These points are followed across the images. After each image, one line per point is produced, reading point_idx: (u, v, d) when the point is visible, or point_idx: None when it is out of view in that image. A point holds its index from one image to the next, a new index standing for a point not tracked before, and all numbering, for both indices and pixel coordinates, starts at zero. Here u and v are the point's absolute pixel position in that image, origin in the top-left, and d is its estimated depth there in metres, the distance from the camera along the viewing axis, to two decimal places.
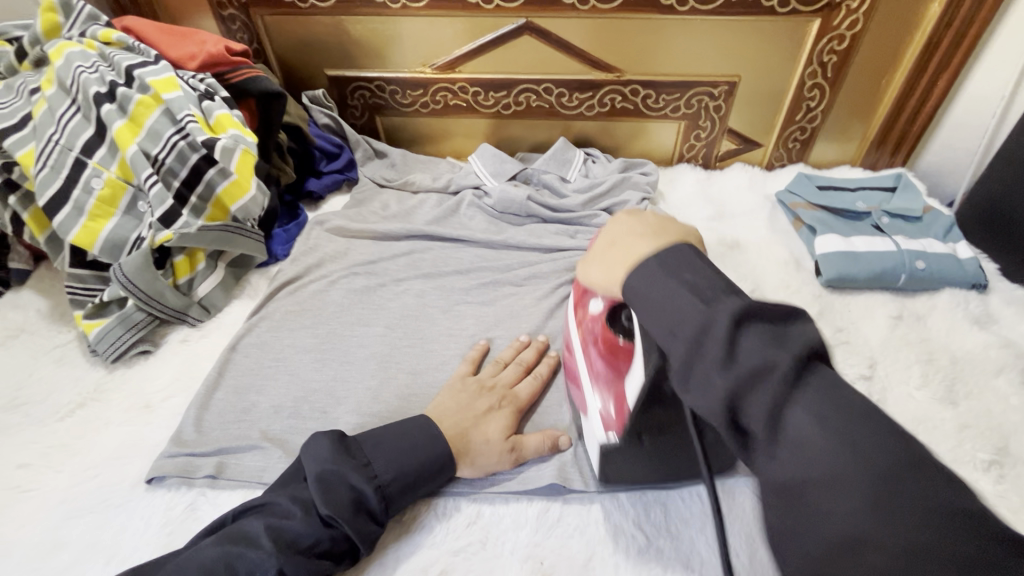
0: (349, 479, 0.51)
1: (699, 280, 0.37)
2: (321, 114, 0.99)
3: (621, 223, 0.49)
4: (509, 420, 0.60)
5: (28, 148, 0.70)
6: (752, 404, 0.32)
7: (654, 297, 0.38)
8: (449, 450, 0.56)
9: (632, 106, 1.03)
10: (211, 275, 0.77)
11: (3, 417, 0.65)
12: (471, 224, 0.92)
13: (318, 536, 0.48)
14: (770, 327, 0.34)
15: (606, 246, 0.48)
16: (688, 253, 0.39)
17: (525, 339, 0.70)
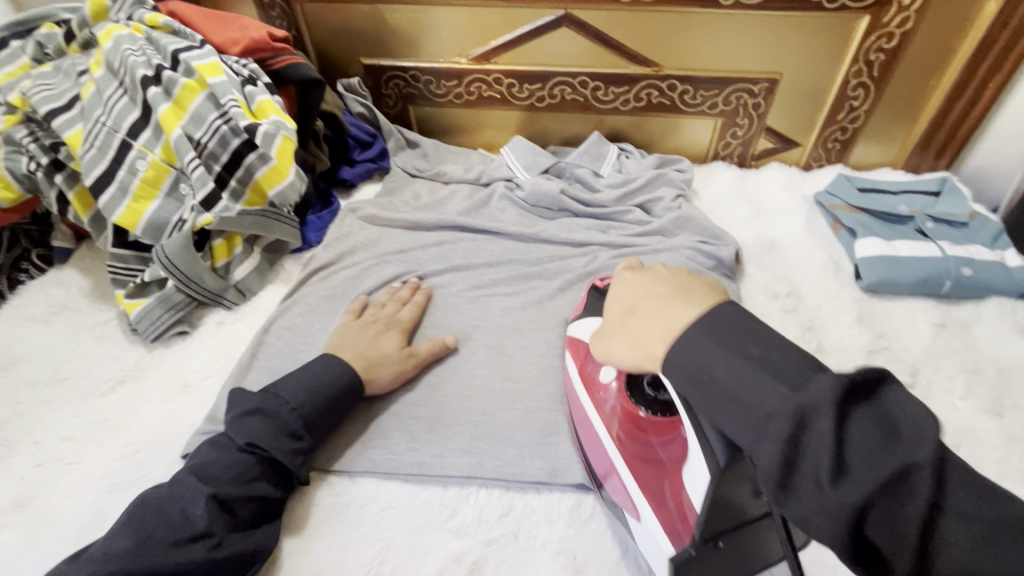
0: (262, 410, 0.55)
1: (768, 355, 0.34)
2: (356, 102, 0.99)
3: (641, 288, 0.44)
4: (401, 337, 0.68)
5: (76, 128, 0.71)
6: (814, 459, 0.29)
7: (724, 382, 0.34)
8: (355, 369, 0.62)
9: (668, 102, 1.01)
10: (247, 259, 0.78)
11: (48, 391, 0.66)
12: (503, 216, 0.92)
13: (246, 467, 0.52)
14: (798, 375, 0.32)
15: (624, 317, 0.44)
16: (727, 313, 0.37)
17: (398, 282, 0.77)
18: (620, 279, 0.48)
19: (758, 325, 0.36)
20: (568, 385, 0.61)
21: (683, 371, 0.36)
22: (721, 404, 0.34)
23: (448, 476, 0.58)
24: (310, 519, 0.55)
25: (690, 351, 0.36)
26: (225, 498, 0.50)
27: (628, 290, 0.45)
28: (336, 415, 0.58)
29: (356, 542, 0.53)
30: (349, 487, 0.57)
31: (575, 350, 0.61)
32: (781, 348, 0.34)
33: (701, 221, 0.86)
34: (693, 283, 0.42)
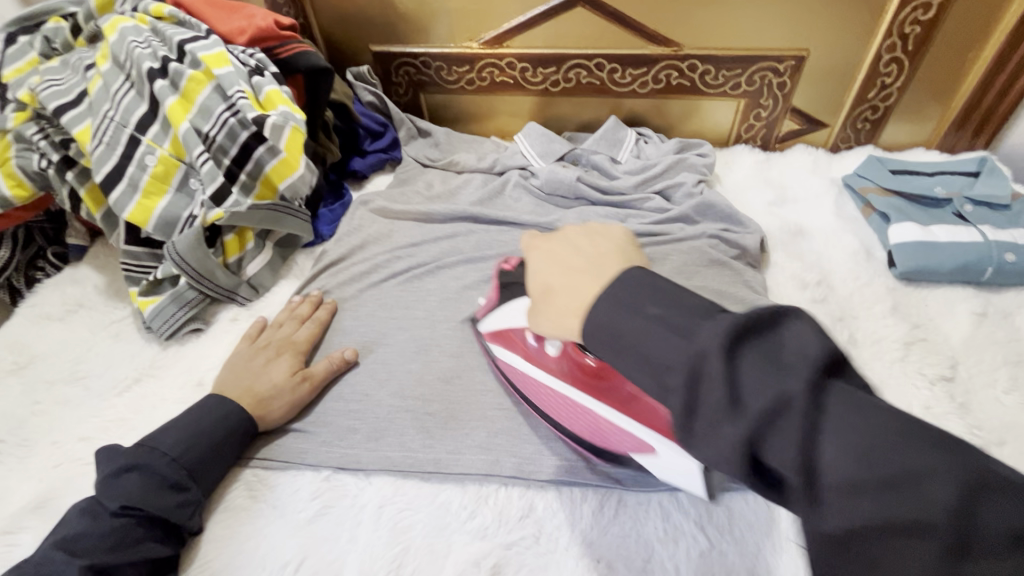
0: (137, 465, 0.51)
1: (653, 301, 0.35)
2: (366, 91, 0.97)
3: (548, 262, 0.51)
4: (294, 361, 0.64)
5: (85, 124, 0.70)
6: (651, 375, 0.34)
7: (624, 337, 0.35)
8: (244, 408, 0.59)
9: (688, 83, 0.97)
10: (260, 254, 0.77)
11: (66, 389, 0.66)
12: (518, 206, 0.89)
13: (124, 531, 0.48)
14: (676, 307, 0.35)
15: (546, 296, 0.48)
16: (634, 285, 0.37)
17: (298, 298, 0.73)
18: (539, 245, 0.55)
19: (652, 288, 0.36)
20: (496, 363, 0.64)
21: (594, 319, 0.37)
22: (624, 357, 0.36)
23: (465, 476, 0.56)
24: (327, 520, 0.54)
25: (612, 304, 0.36)
26: (102, 566, 0.46)
27: (540, 269, 0.51)
28: (225, 462, 0.56)
29: (370, 546, 0.52)
30: (365, 486, 0.56)
31: (499, 330, 0.62)
32: (663, 289, 0.36)
33: (723, 208, 0.82)
34: (585, 248, 0.49)
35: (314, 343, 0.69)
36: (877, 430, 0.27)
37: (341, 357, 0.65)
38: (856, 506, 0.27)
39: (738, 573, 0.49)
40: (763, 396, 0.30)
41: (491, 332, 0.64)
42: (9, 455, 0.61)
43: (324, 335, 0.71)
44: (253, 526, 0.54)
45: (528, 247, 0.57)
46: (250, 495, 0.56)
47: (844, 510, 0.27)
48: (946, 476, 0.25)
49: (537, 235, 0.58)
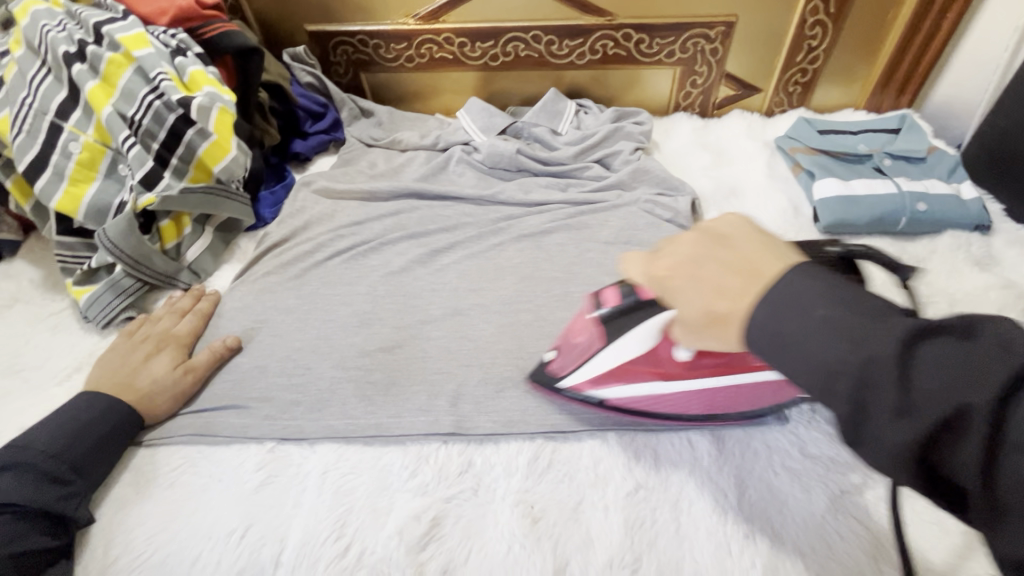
0: (14, 464, 0.51)
1: (834, 313, 0.32)
2: (303, 71, 0.97)
3: (698, 290, 0.39)
4: (176, 354, 0.65)
5: (2, 113, 0.68)
6: (878, 406, 0.29)
7: (789, 338, 0.33)
8: (127, 404, 0.60)
9: (624, 52, 0.98)
10: (198, 240, 0.77)
11: (3, 383, 0.66)
12: (461, 180, 0.91)
13: (4, 527, 0.48)
14: (856, 316, 0.32)
15: (710, 320, 0.38)
16: (802, 284, 0.34)
17: (179, 293, 0.73)
18: (669, 273, 0.41)
19: (811, 284, 0.34)
20: (602, 405, 0.57)
21: (756, 327, 0.34)
22: (783, 356, 0.34)
23: (402, 437, 0.58)
24: (270, 489, 0.55)
25: (777, 302, 0.34)
26: None
27: (692, 300, 0.39)
28: (108, 454, 0.57)
29: (313, 509, 0.53)
30: (309, 455, 0.58)
31: (612, 370, 0.55)
32: (836, 283, 0.34)
33: (659, 173, 0.85)
34: (734, 258, 0.38)
35: (198, 334, 0.70)
36: None
37: (223, 345, 0.66)
38: None
39: (663, 508, 0.52)
40: (940, 397, 0.28)
41: (593, 379, 0.56)
42: None
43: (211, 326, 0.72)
44: (196, 500, 0.55)
45: (649, 279, 0.44)
46: (194, 470, 0.58)
47: None
48: None
49: (650, 258, 0.45)
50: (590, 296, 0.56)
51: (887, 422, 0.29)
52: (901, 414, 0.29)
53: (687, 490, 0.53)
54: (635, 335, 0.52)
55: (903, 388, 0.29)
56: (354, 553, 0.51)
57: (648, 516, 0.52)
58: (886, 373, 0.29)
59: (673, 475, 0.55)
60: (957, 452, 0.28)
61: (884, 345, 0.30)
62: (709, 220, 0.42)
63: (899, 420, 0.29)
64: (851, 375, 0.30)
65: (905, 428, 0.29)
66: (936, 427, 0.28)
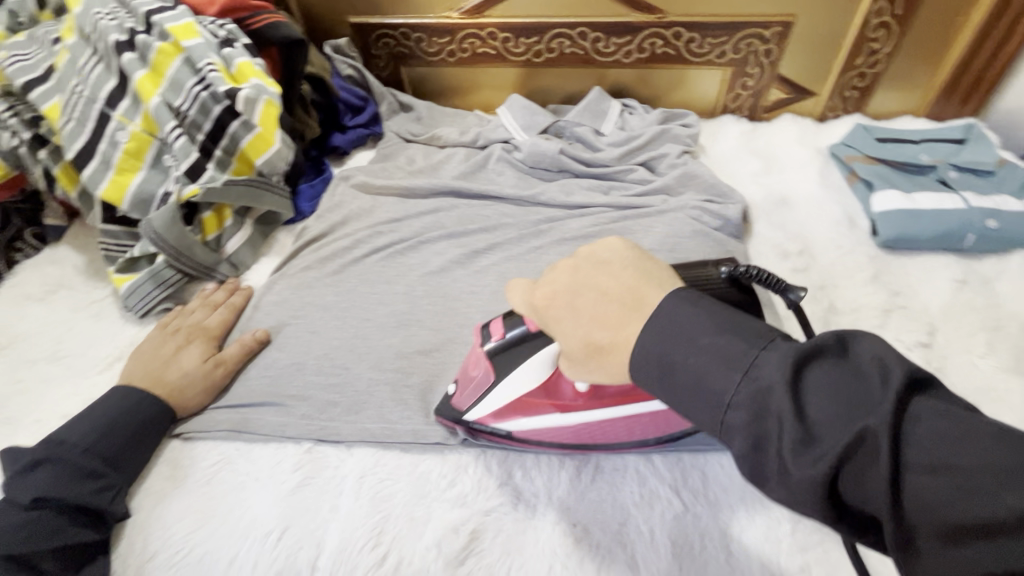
0: (47, 459, 0.52)
1: (720, 342, 0.34)
2: (343, 63, 0.94)
3: (578, 319, 0.40)
4: (206, 346, 0.66)
5: (54, 101, 0.68)
6: (781, 440, 0.30)
7: (680, 369, 0.34)
8: (156, 397, 0.60)
9: (673, 51, 0.95)
10: (239, 232, 0.77)
11: (47, 368, 0.66)
12: (500, 180, 0.89)
13: (41, 521, 0.49)
14: (738, 349, 0.33)
15: (592, 350, 0.39)
16: (681, 310, 0.36)
17: (213, 285, 0.74)
18: (553, 309, 0.41)
19: (692, 316, 0.35)
20: (510, 438, 0.55)
21: (640, 355, 0.36)
22: (675, 389, 0.35)
23: (439, 444, 0.57)
24: (308, 491, 0.55)
25: (662, 328, 0.36)
26: (22, 554, 0.48)
27: (574, 332, 0.40)
28: (143, 449, 0.57)
29: (352, 514, 0.52)
30: (347, 458, 0.57)
31: (512, 403, 0.53)
32: (716, 311, 0.36)
33: (707, 179, 0.82)
34: (612, 287, 0.39)
35: (227, 328, 0.70)
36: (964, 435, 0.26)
37: (252, 338, 0.66)
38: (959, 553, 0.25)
39: (711, 534, 0.50)
40: (830, 416, 0.29)
41: (495, 413, 0.54)
42: None
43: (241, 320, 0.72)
44: (235, 498, 0.55)
45: (534, 310, 0.44)
46: (232, 468, 0.57)
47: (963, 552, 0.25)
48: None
49: (533, 288, 0.44)
50: (479, 328, 0.53)
51: (791, 457, 0.29)
52: (803, 445, 0.29)
53: (737, 517, 0.51)
54: (530, 368, 0.51)
55: (800, 420, 0.30)
56: (391, 563, 0.50)
57: (697, 542, 0.50)
58: (781, 406, 0.30)
59: (721, 498, 0.52)
60: (866, 479, 0.28)
61: (770, 376, 0.31)
62: (584, 248, 0.43)
63: (802, 452, 0.29)
64: (745, 408, 0.32)
65: (809, 461, 0.29)
66: (838, 457, 0.28)
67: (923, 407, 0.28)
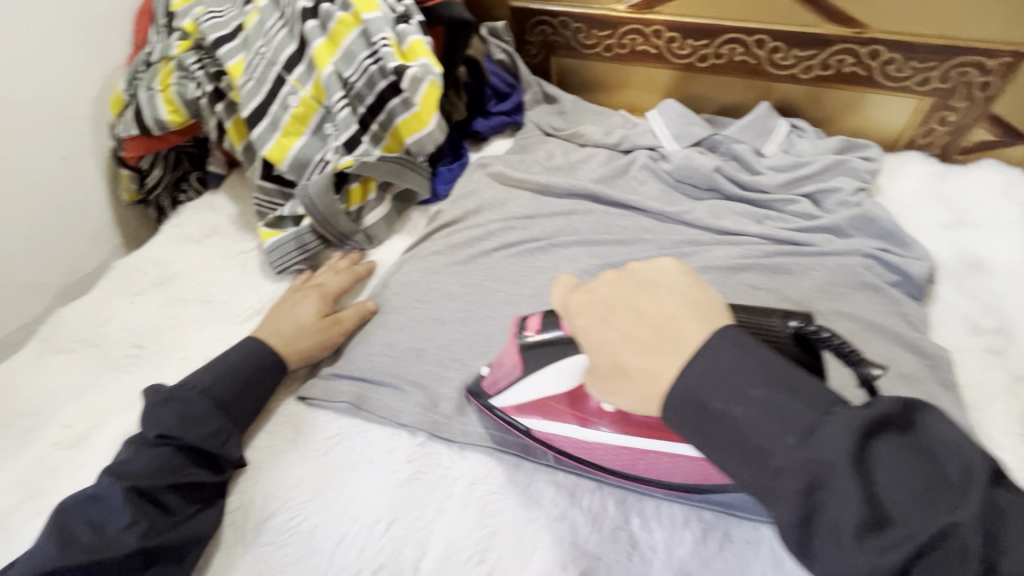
0: (173, 397, 0.56)
1: (724, 382, 0.34)
2: (496, 49, 0.93)
3: (608, 336, 0.38)
4: (321, 302, 0.68)
5: (238, 59, 0.72)
6: (837, 519, 0.30)
7: (741, 428, 0.33)
8: (273, 347, 0.63)
9: (863, 72, 0.83)
10: (379, 206, 0.78)
11: (197, 309, 0.71)
12: (642, 189, 0.83)
13: (165, 457, 0.52)
14: (732, 389, 0.34)
15: (618, 373, 0.38)
16: (722, 349, 0.35)
17: (338, 254, 0.75)
18: (585, 319, 0.39)
19: (735, 352, 0.35)
20: (527, 435, 0.54)
21: (676, 390, 0.35)
22: (693, 426, 0.35)
23: (555, 465, 0.54)
24: (419, 485, 0.54)
25: (691, 360, 0.35)
26: (147, 488, 0.50)
27: (599, 349, 0.39)
28: (249, 396, 0.59)
29: (461, 521, 0.51)
30: (458, 460, 0.56)
31: (535, 401, 0.53)
32: (765, 356, 0.35)
33: (887, 224, 0.72)
34: (652, 310, 0.38)
35: (343, 292, 0.72)
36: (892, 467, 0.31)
37: (361, 308, 0.68)
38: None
39: None
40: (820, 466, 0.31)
41: (518, 406, 0.54)
42: (147, 361, 0.65)
43: (358, 285, 0.74)
44: (349, 477, 0.55)
45: (565, 312, 0.41)
46: (348, 444, 0.58)
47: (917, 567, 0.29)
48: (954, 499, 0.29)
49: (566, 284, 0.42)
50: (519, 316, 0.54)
51: (853, 543, 0.29)
52: (876, 529, 0.30)
53: None
54: (553, 371, 0.51)
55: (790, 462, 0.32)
56: None
57: None
58: (845, 490, 0.30)
59: None
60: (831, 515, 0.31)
61: (759, 418, 0.33)
62: (637, 262, 0.41)
63: (784, 489, 0.32)
64: (732, 446, 0.34)
65: (792, 499, 0.31)
66: (806, 491, 0.31)
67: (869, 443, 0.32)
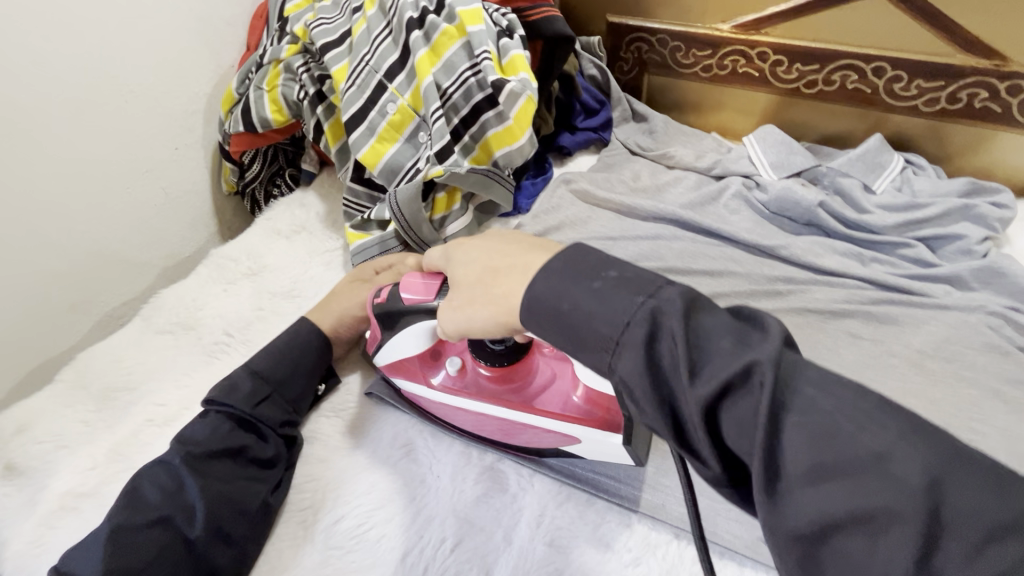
0: (225, 369, 0.60)
1: (611, 285, 0.35)
2: (590, 64, 0.93)
3: (474, 258, 0.45)
4: (362, 275, 0.70)
5: (343, 64, 0.74)
6: (667, 362, 0.31)
7: (566, 315, 0.35)
8: (311, 318, 0.66)
9: (998, 108, 0.75)
10: (462, 217, 0.77)
11: (282, 303, 0.74)
12: (734, 219, 0.79)
13: (218, 422, 0.55)
14: (591, 270, 0.36)
15: (483, 283, 0.43)
16: (569, 259, 0.37)
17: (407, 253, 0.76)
18: (459, 249, 0.48)
19: (593, 260, 0.37)
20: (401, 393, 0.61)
21: (533, 295, 0.37)
22: (563, 329, 0.35)
23: (628, 506, 0.52)
24: (486, 509, 0.53)
25: (553, 274, 0.37)
26: (202, 450, 0.52)
27: (472, 267, 0.45)
28: (287, 361, 0.61)
29: (529, 555, 0.49)
30: (527, 487, 0.54)
31: (395, 362, 0.59)
32: (600, 257, 0.37)
33: (1023, 279, 0.64)
34: (511, 242, 0.44)
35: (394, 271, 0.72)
36: (726, 331, 0.32)
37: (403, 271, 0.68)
38: (823, 488, 0.27)
39: None
40: (585, 300, 0.34)
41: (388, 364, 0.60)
42: (233, 349, 0.68)
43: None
44: (417, 489, 0.55)
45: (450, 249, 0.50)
46: (419, 455, 0.58)
47: (832, 478, 0.27)
48: (884, 427, 0.28)
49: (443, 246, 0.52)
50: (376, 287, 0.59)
51: (691, 389, 0.30)
52: (694, 373, 0.30)
53: None
54: (408, 337, 0.56)
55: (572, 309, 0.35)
56: None
57: None
58: (672, 341, 0.31)
59: None
60: (738, 405, 0.30)
61: (544, 283, 0.37)
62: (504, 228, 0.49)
63: (693, 380, 0.30)
64: (632, 331, 0.33)
65: (698, 382, 0.30)
66: (642, 343, 0.32)
67: (712, 313, 0.32)
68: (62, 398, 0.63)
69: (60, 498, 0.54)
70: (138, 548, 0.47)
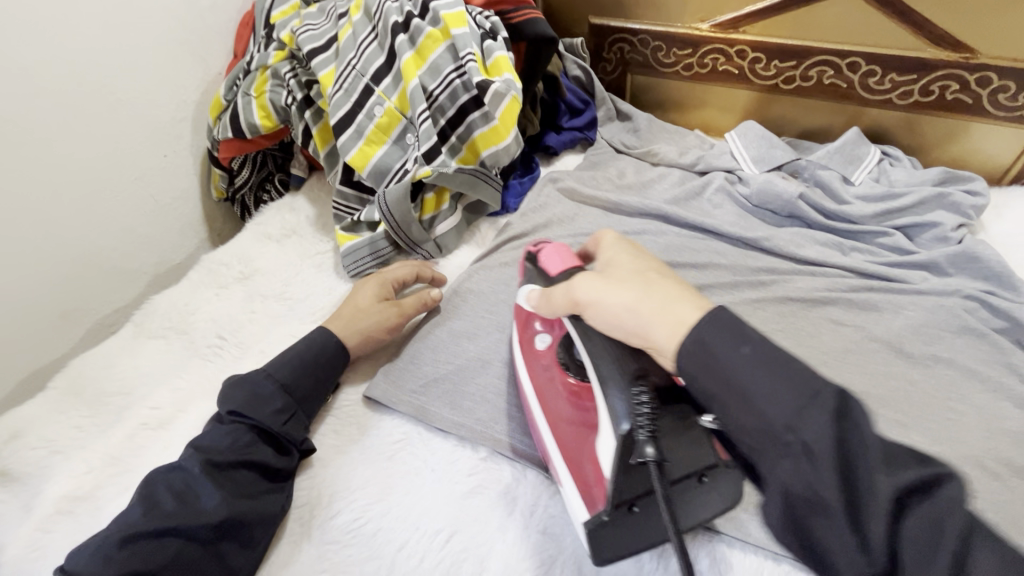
0: (244, 378, 0.58)
1: (794, 376, 0.38)
2: (574, 65, 0.94)
3: (625, 269, 0.50)
4: (382, 288, 0.70)
5: (330, 69, 0.75)
6: (798, 450, 0.36)
7: (728, 373, 0.39)
8: (330, 328, 0.65)
9: (969, 99, 0.77)
10: (451, 217, 0.79)
11: (274, 306, 0.74)
12: (717, 213, 0.80)
13: (239, 433, 0.54)
14: (742, 342, 0.40)
15: (627, 283, 0.48)
16: (728, 324, 0.41)
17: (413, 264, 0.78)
18: (603, 250, 0.54)
19: (748, 331, 0.41)
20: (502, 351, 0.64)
21: (692, 339, 0.41)
22: (714, 379, 0.40)
23: None
24: (480, 500, 0.54)
25: (722, 327, 0.41)
26: (223, 461, 0.52)
27: (621, 269, 0.49)
28: (313, 377, 0.61)
29: (522, 544, 0.50)
30: (520, 479, 0.55)
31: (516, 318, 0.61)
32: (769, 347, 0.40)
33: (995, 264, 0.66)
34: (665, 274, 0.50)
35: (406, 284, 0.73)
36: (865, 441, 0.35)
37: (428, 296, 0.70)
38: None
39: None
40: (741, 371, 0.39)
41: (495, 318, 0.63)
42: (227, 352, 0.69)
43: (421, 283, 0.74)
44: (412, 483, 0.56)
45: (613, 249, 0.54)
46: (413, 450, 0.59)
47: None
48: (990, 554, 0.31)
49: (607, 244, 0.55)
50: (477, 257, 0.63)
51: (817, 476, 0.35)
52: (825, 462, 0.35)
53: None
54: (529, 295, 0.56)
55: (716, 367, 0.40)
56: None
57: None
58: (816, 437, 0.35)
59: None
60: (845, 508, 0.34)
61: (702, 333, 0.41)
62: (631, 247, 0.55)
63: (823, 468, 0.35)
64: (777, 416, 0.37)
65: (825, 474, 0.35)
66: (787, 424, 0.36)
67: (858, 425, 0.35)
68: (56, 404, 0.63)
69: (56, 501, 0.54)
70: (155, 552, 0.46)
